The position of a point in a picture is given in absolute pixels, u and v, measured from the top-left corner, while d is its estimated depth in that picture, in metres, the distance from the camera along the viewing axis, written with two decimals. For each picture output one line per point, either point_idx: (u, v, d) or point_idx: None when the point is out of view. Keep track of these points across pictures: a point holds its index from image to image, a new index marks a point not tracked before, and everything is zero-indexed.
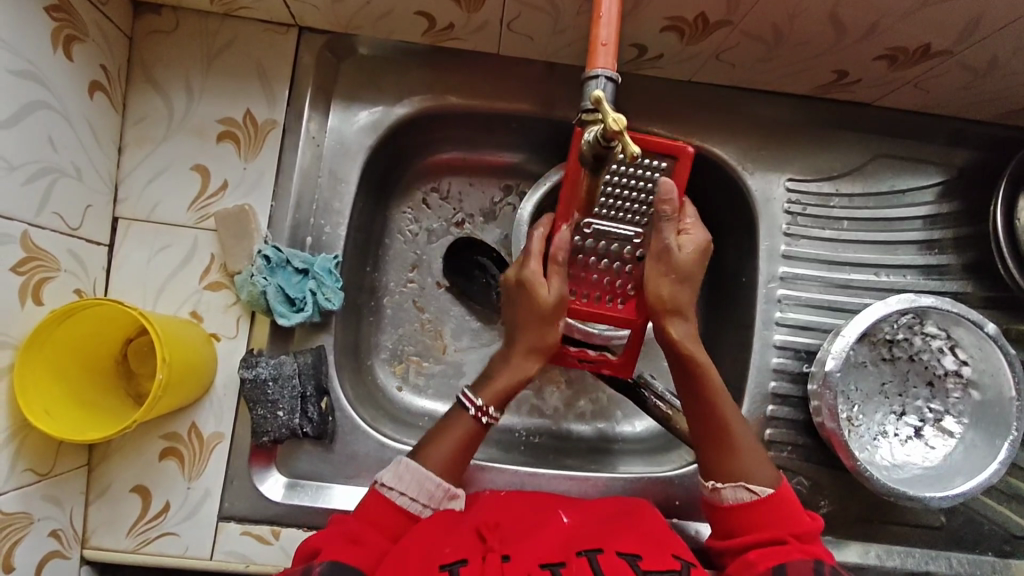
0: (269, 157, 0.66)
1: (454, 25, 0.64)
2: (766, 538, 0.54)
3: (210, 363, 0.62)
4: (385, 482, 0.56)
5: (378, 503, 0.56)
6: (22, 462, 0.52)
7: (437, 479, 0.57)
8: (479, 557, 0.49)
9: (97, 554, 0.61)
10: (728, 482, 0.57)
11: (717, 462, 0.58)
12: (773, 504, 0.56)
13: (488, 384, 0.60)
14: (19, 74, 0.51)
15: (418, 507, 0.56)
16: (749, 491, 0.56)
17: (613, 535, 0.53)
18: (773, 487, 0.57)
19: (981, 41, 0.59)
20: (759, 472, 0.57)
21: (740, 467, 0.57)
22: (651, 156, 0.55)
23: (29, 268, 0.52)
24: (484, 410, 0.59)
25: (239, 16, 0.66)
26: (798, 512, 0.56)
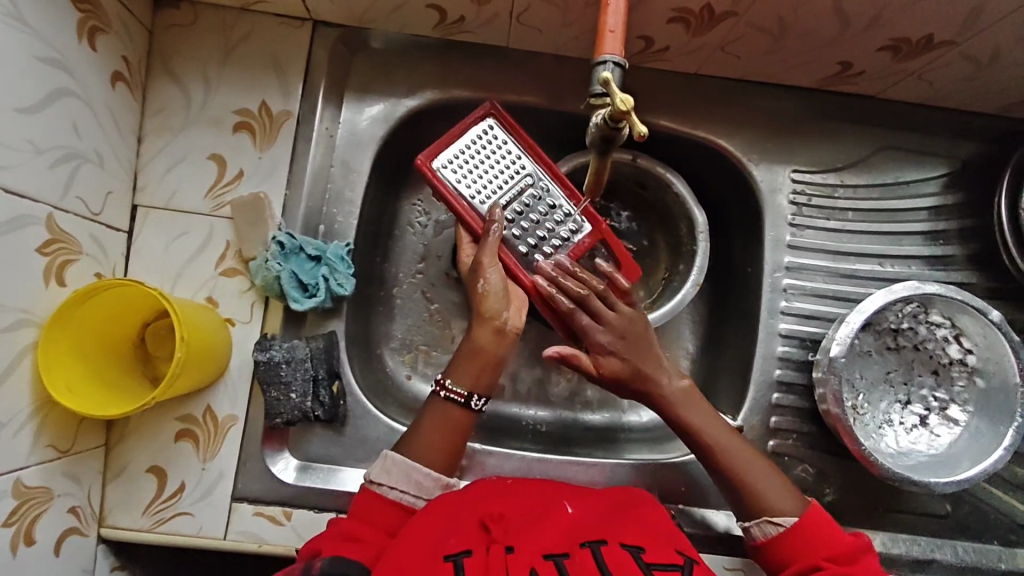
0: (284, 148, 0.68)
1: (465, 18, 0.66)
2: (803, 565, 0.54)
3: (225, 347, 0.63)
4: (374, 479, 0.57)
5: (372, 501, 0.56)
6: (43, 438, 0.54)
7: (422, 468, 0.58)
8: (483, 548, 0.49)
9: (114, 533, 0.63)
10: (755, 519, 0.58)
11: (737, 502, 0.60)
12: (805, 531, 0.56)
13: (454, 360, 0.61)
14: (46, 62, 0.52)
15: (411, 499, 0.57)
16: (775, 524, 0.57)
17: (620, 526, 0.53)
18: (801, 514, 0.57)
19: (983, 30, 0.60)
20: (782, 502, 0.58)
21: (759, 501, 0.59)
22: (472, 127, 0.64)
23: (53, 250, 0.54)
24: (443, 381, 0.61)
25: (257, 10, 0.68)
26: (837, 533, 0.56)
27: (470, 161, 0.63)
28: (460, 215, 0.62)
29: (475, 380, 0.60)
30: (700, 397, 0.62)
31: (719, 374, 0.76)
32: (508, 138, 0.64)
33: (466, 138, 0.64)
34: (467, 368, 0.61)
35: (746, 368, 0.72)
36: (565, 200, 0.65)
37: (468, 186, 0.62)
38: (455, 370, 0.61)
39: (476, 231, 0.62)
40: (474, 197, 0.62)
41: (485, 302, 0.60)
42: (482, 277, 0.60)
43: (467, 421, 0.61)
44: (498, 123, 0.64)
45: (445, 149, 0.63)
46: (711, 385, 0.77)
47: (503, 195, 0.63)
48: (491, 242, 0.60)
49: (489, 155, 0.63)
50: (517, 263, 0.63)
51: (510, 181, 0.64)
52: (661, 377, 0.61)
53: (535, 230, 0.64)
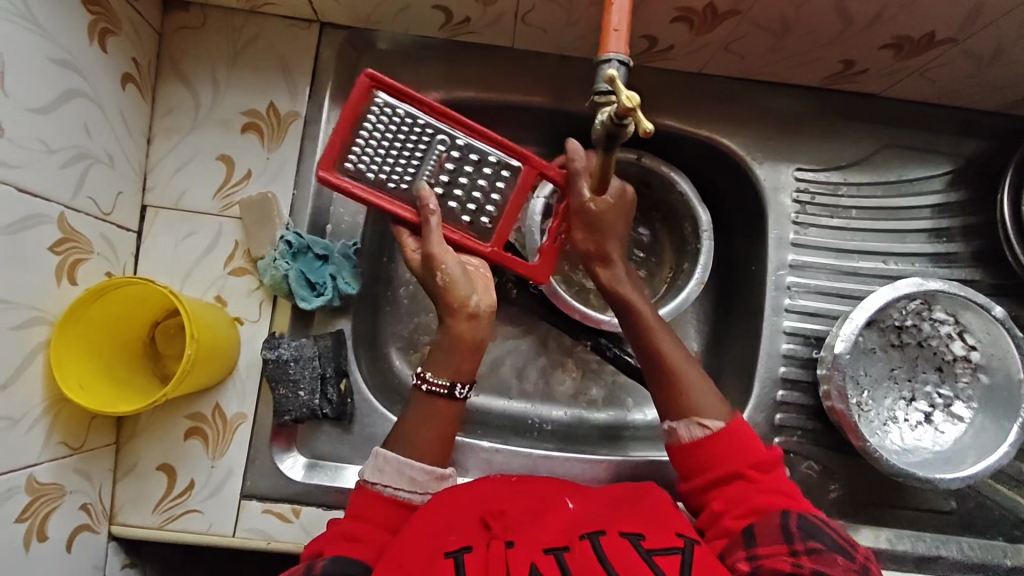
0: (292, 148, 0.68)
1: (471, 18, 0.66)
2: (724, 476, 0.56)
3: (234, 345, 0.64)
4: (369, 478, 0.57)
5: (370, 499, 0.56)
6: (55, 435, 0.55)
7: (413, 463, 0.58)
8: (483, 544, 0.50)
9: (124, 531, 0.63)
10: (682, 421, 0.59)
11: (668, 404, 0.61)
12: (725, 441, 0.57)
13: (433, 352, 0.61)
14: (58, 63, 0.53)
15: (407, 494, 0.57)
16: (703, 427, 0.58)
17: (624, 518, 0.53)
18: (727, 421, 0.58)
19: (985, 27, 0.60)
20: (710, 408, 0.59)
21: (690, 405, 0.59)
22: (361, 105, 0.57)
23: (65, 249, 0.55)
24: (424, 375, 0.61)
25: (264, 12, 0.68)
26: (753, 445, 0.57)
27: (376, 143, 0.58)
28: (386, 208, 0.59)
29: (457, 369, 0.61)
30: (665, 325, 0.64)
31: (724, 371, 0.77)
32: (402, 104, 0.58)
33: (362, 121, 0.57)
34: (447, 359, 0.60)
35: (751, 366, 0.73)
36: (490, 149, 0.60)
37: (382, 172, 0.59)
38: (435, 362, 0.61)
39: (410, 220, 0.60)
40: (393, 183, 0.59)
41: (451, 291, 0.59)
42: (438, 270, 0.59)
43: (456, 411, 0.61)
44: (382, 93, 0.57)
45: (343, 140, 0.58)
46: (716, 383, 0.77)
47: (423, 168, 0.60)
48: (433, 229, 0.58)
49: (396, 135, 0.58)
50: (466, 236, 0.61)
51: (425, 152, 0.59)
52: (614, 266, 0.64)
53: (470, 191, 0.61)
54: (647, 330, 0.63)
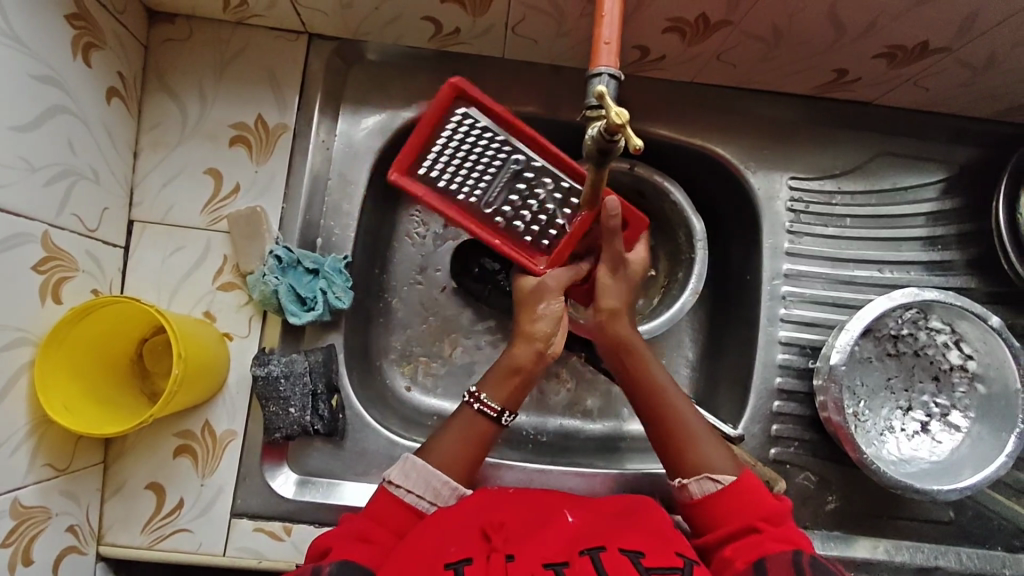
0: (281, 161, 0.67)
1: (460, 29, 0.66)
2: (736, 529, 0.54)
3: (223, 361, 0.63)
4: (393, 480, 0.57)
5: (388, 503, 0.56)
6: (41, 457, 0.54)
7: (442, 476, 0.57)
8: (484, 556, 0.48)
9: (113, 551, 0.62)
10: (693, 476, 0.58)
11: (677, 462, 0.59)
12: (736, 494, 0.56)
13: (489, 376, 0.62)
14: (40, 79, 0.52)
15: (426, 505, 0.57)
16: (715, 480, 0.57)
17: (625, 536, 0.52)
18: (738, 476, 0.57)
19: (978, 36, 0.60)
20: (721, 462, 0.58)
21: (701, 459, 0.58)
22: (445, 119, 0.59)
23: (49, 268, 0.54)
24: (477, 394, 0.61)
25: (252, 24, 0.67)
26: (767, 497, 0.56)
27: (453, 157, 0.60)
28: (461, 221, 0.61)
29: (502, 391, 0.61)
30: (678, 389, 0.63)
31: (720, 382, 0.76)
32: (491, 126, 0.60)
33: (443, 127, 0.59)
34: (499, 382, 0.61)
35: (746, 377, 0.72)
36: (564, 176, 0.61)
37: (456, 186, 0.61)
38: (492, 386, 0.61)
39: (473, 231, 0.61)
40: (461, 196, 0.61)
41: (532, 322, 0.62)
42: (540, 302, 0.61)
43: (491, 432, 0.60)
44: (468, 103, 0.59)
45: (420, 152, 0.59)
46: (712, 393, 0.77)
47: (494, 185, 0.61)
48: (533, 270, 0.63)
49: (470, 151, 0.60)
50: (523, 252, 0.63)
51: (498, 171, 0.61)
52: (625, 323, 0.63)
53: (540, 215, 0.62)
54: (656, 390, 0.62)
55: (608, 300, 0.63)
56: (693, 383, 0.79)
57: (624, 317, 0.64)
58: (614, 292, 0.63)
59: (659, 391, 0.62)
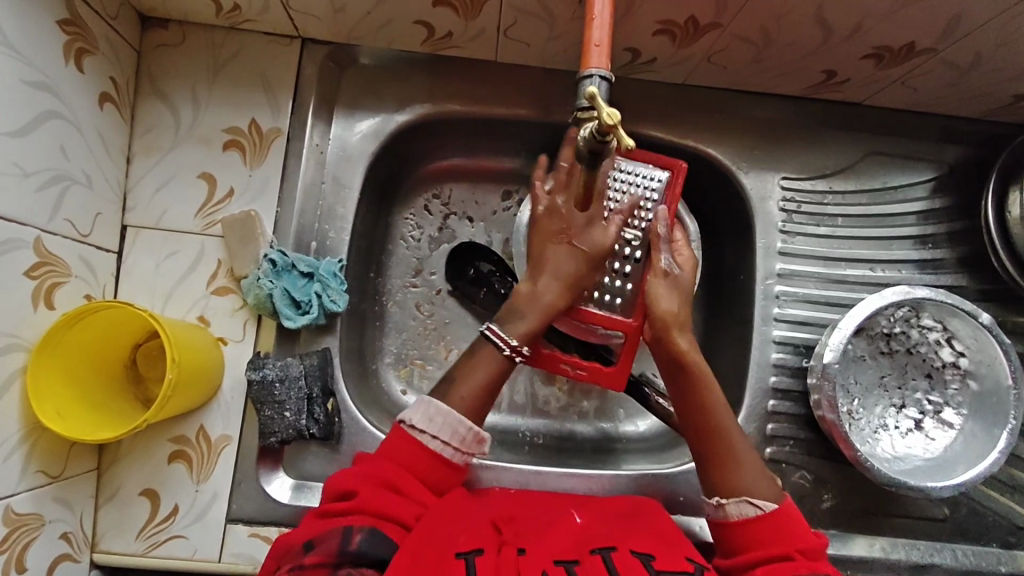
0: (274, 166, 0.68)
1: (453, 33, 0.66)
2: (776, 553, 0.53)
3: (217, 366, 0.63)
4: (415, 425, 0.54)
5: (412, 448, 0.53)
6: (33, 464, 0.54)
7: (467, 423, 0.54)
8: (494, 549, 0.50)
9: (107, 558, 0.62)
10: (732, 497, 0.57)
11: (718, 480, 0.58)
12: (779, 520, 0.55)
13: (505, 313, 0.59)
14: (32, 85, 0.52)
15: (450, 452, 0.54)
16: (753, 505, 0.56)
17: (625, 539, 0.52)
18: (778, 503, 0.56)
19: (964, 37, 0.60)
20: (760, 486, 0.57)
21: (742, 481, 0.57)
22: (653, 168, 0.64)
23: (42, 273, 0.54)
24: (519, 346, 0.58)
25: (245, 29, 0.68)
26: (806, 529, 0.55)
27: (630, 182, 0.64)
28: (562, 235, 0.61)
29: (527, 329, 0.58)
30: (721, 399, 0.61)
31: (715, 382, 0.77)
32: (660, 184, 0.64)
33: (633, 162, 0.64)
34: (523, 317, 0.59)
35: (741, 376, 0.72)
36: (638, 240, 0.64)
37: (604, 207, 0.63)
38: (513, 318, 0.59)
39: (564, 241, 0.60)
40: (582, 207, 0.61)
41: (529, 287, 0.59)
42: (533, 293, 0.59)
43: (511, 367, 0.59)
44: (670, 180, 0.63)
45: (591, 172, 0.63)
46: None
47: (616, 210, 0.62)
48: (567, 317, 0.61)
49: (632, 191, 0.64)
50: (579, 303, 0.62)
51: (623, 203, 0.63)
52: (682, 333, 0.60)
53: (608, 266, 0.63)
54: (705, 407, 0.60)
55: (660, 308, 0.60)
56: None
57: (683, 328, 0.60)
58: (668, 300, 0.60)
59: (707, 411, 0.60)
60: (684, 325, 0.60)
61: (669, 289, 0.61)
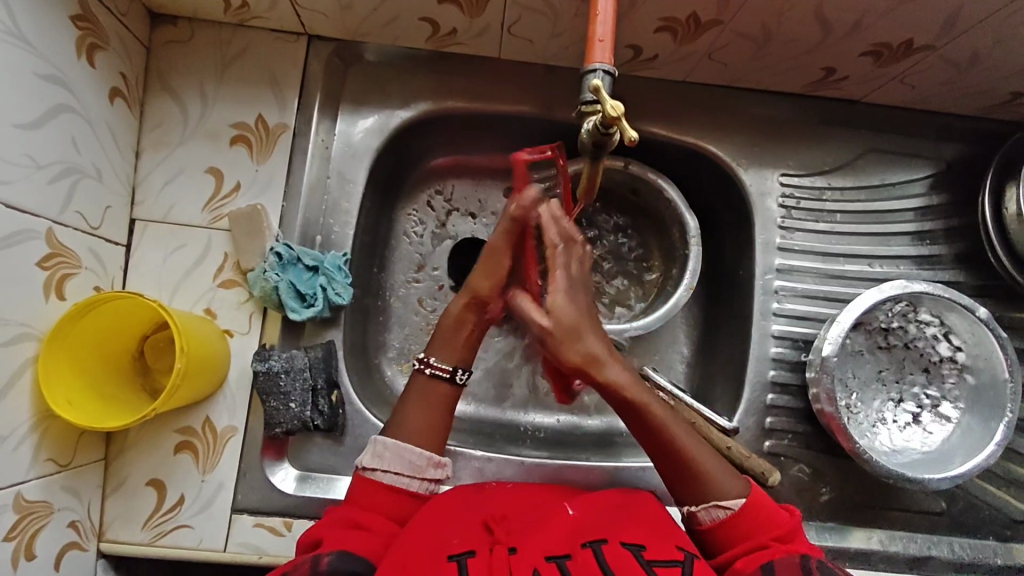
0: (280, 160, 0.68)
1: (458, 30, 0.67)
2: (750, 546, 0.54)
3: (224, 358, 0.64)
4: (367, 464, 0.58)
5: (370, 489, 0.57)
6: (44, 452, 0.54)
7: (416, 448, 0.59)
8: (486, 549, 0.49)
9: (113, 547, 0.63)
10: (701, 504, 0.57)
11: (686, 487, 0.58)
12: (752, 513, 0.56)
13: (435, 339, 0.64)
14: (45, 78, 0.53)
15: (406, 481, 0.58)
16: (723, 508, 0.56)
17: (623, 530, 0.52)
18: (746, 495, 0.57)
19: (961, 34, 0.61)
20: (728, 486, 0.57)
21: (709, 486, 0.57)
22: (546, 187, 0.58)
23: (53, 264, 0.55)
24: (427, 359, 0.62)
25: (252, 25, 0.69)
26: (777, 513, 0.57)
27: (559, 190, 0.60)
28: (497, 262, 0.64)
29: (454, 352, 0.63)
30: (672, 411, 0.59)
31: (714, 376, 0.77)
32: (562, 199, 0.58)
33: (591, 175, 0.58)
34: (447, 344, 0.63)
35: (741, 370, 0.73)
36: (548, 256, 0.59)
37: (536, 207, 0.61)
38: (439, 346, 0.63)
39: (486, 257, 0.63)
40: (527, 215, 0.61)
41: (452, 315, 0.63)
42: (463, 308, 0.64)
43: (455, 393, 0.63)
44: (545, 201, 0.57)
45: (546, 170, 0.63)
46: (707, 388, 0.78)
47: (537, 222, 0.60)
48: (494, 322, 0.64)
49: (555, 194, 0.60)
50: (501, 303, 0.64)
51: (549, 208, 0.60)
52: (610, 364, 0.54)
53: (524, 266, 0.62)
54: (657, 424, 0.57)
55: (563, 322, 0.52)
56: (688, 378, 0.80)
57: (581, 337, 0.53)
58: (588, 337, 0.53)
59: (657, 430, 0.57)
60: (609, 355, 0.54)
61: (574, 316, 0.53)
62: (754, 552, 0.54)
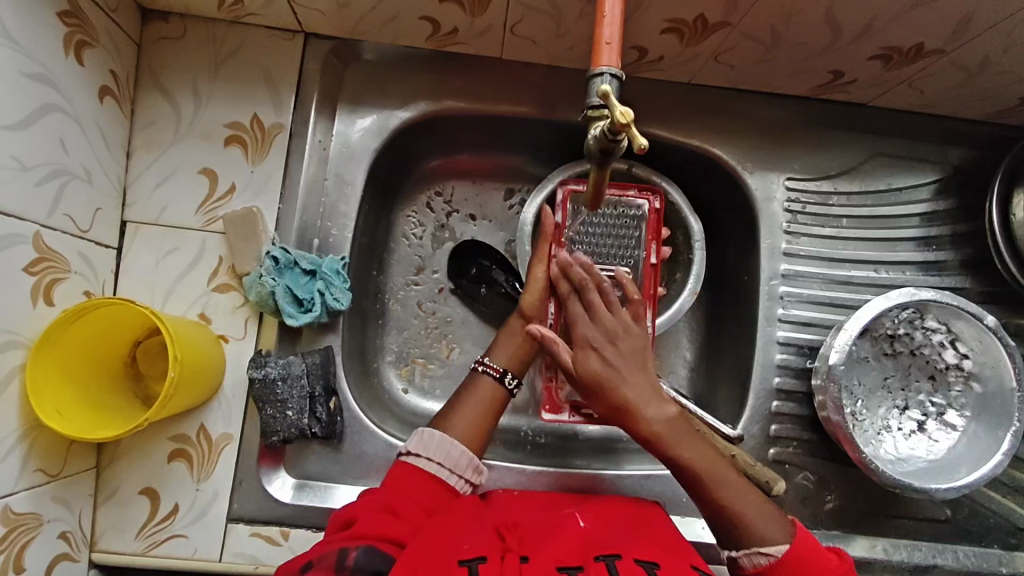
0: (276, 161, 0.67)
1: (459, 29, 0.65)
2: None
3: (219, 364, 0.62)
4: (413, 451, 0.58)
5: (410, 475, 0.56)
6: (32, 463, 0.53)
7: (459, 445, 0.58)
8: (497, 556, 0.49)
9: (105, 557, 0.61)
10: (743, 549, 0.55)
11: (727, 532, 0.56)
12: (795, 557, 0.54)
13: (494, 343, 0.66)
14: (32, 77, 0.51)
15: (447, 474, 0.57)
16: (765, 555, 0.54)
17: (633, 545, 0.51)
18: (791, 541, 0.55)
19: (973, 38, 0.60)
20: (771, 532, 0.55)
21: (749, 532, 0.55)
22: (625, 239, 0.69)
23: (41, 269, 0.53)
24: (483, 359, 0.64)
25: (247, 23, 0.67)
26: (824, 560, 0.54)
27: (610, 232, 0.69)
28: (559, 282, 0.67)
29: (512, 359, 0.64)
30: (720, 464, 0.57)
31: (718, 382, 0.76)
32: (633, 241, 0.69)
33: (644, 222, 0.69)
34: (506, 348, 0.65)
35: (745, 376, 0.72)
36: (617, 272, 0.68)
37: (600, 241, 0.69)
38: (496, 350, 0.65)
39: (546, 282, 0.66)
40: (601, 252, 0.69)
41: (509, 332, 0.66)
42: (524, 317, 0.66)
43: (503, 401, 0.63)
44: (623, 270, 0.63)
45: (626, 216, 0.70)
46: (711, 394, 0.77)
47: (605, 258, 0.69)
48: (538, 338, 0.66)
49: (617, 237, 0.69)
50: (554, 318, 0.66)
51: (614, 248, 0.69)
52: (646, 410, 0.56)
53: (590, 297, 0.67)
54: (692, 469, 0.56)
55: (587, 370, 0.56)
56: (691, 383, 0.79)
57: (622, 380, 0.56)
58: (624, 382, 0.56)
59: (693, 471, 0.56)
60: (645, 401, 0.56)
61: (607, 361, 0.56)
62: None
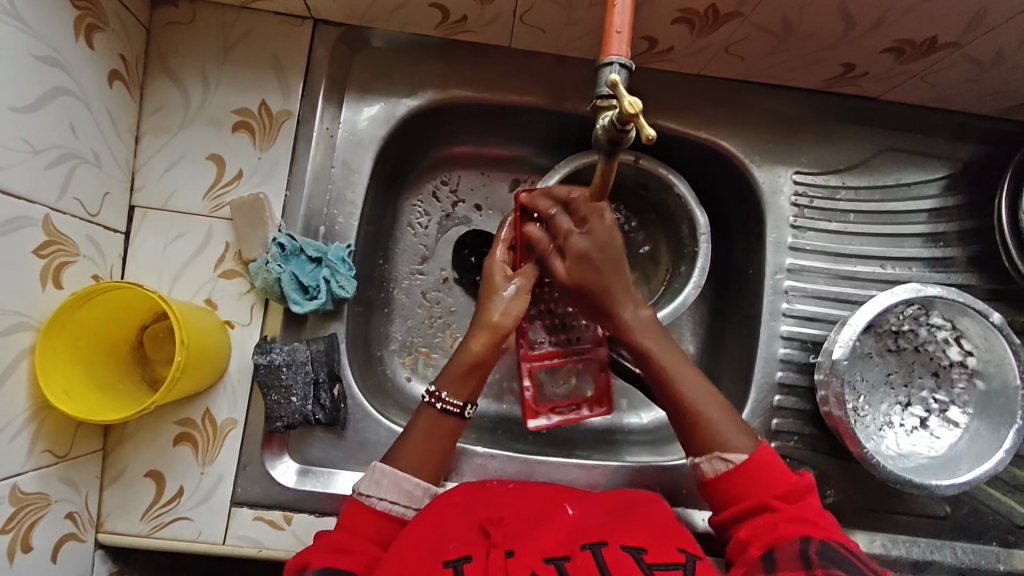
0: (283, 148, 0.67)
1: (468, 17, 0.65)
2: (752, 506, 0.55)
3: (224, 350, 0.62)
4: (362, 491, 0.57)
5: (358, 511, 0.56)
6: (40, 443, 0.53)
7: (412, 479, 0.58)
8: (483, 553, 0.48)
9: (111, 538, 0.62)
10: (705, 456, 0.58)
11: (692, 436, 0.59)
12: (750, 471, 0.57)
13: (444, 373, 0.62)
14: (43, 59, 0.52)
15: (400, 509, 0.57)
16: (725, 460, 0.57)
17: (625, 533, 0.51)
18: (751, 453, 0.58)
19: (988, 32, 0.60)
20: (735, 441, 0.58)
21: (713, 437, 0.58)
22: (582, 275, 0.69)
23: (50, 252, 0.53)
24: (438, 394, 0.61)
25: (256, 9, 0.67)
26: (781, 474, 0.56)
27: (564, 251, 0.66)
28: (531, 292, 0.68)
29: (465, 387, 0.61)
30: (688, 365, 0.62)
31: (721, 376, 0.77)
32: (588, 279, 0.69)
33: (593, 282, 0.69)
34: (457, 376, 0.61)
35: (748, 369, 0.72)
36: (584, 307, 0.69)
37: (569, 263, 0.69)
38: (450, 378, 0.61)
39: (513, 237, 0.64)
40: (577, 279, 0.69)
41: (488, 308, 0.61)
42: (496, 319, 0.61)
43: (452, 430, 0.61)
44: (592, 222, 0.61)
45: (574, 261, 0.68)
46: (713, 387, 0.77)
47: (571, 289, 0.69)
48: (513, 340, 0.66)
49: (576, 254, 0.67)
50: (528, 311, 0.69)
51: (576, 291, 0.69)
52: (626, 308, 0.62)
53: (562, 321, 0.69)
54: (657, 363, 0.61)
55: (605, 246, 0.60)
56: None
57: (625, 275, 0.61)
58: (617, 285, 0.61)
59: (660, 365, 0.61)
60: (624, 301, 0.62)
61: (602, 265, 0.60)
62: (755, 515, 0.55)
